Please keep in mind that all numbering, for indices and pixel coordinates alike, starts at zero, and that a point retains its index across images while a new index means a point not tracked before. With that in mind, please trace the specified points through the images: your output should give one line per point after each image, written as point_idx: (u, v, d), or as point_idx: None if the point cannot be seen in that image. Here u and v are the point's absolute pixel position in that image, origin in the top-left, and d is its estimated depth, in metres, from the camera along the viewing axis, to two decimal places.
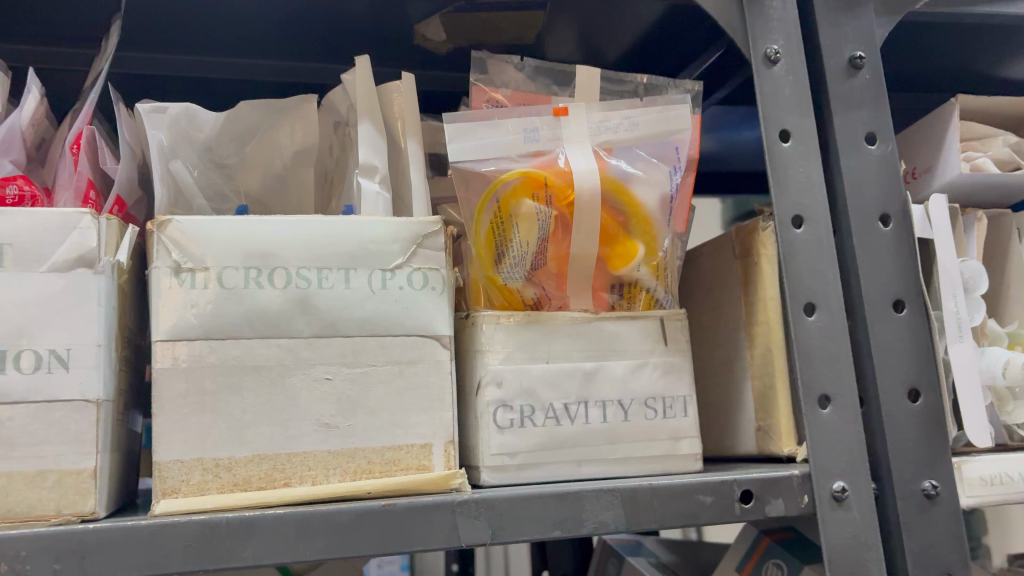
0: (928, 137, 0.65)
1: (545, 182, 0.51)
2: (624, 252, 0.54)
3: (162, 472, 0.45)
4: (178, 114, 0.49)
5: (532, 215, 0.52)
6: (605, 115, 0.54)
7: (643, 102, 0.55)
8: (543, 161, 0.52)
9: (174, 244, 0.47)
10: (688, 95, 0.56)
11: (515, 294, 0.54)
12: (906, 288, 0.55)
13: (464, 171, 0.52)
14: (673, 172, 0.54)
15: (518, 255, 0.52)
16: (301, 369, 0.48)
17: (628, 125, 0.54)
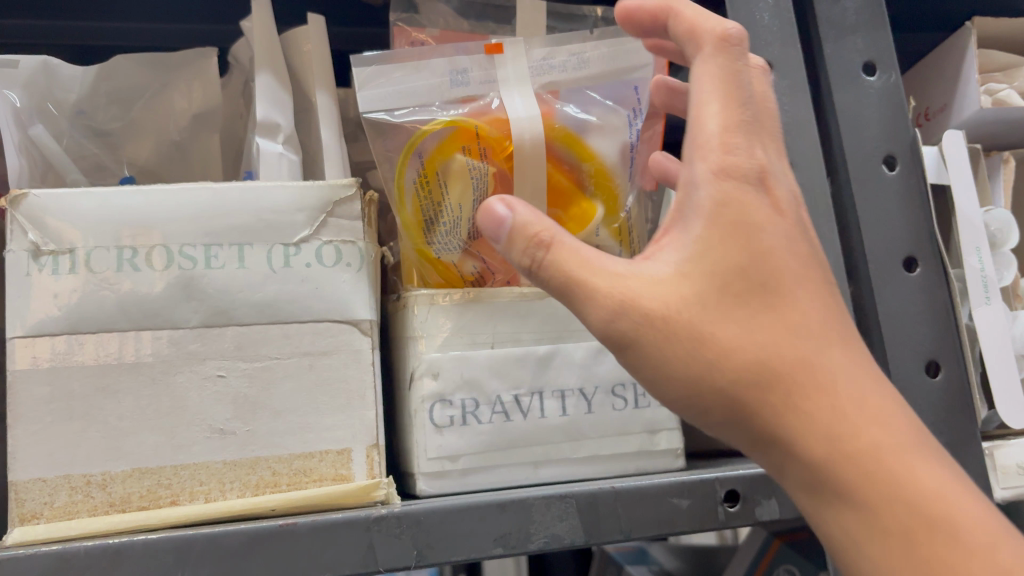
0: (942, 71, 0.56)
1: (477, 130, 0.43)
2: (581, 214, 0.46)
3: (19, 494, 0.38)
4: (34, 69, 0.43)
5: (463, 172, 0.44)
6: (549, 52, 0.46)
7: (594, 36, 0.47)
8: (475, 107, 0.44)
9: (31, 222, 0.40)
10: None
11: (454, 268, 0.46)
12: (919, 243, 0.46)
13: (382, 123, 0.44)
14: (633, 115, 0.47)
15: (451, 222, 0.45)
16: (188, 366, 0.40)
17: (574, 63, 0.46)
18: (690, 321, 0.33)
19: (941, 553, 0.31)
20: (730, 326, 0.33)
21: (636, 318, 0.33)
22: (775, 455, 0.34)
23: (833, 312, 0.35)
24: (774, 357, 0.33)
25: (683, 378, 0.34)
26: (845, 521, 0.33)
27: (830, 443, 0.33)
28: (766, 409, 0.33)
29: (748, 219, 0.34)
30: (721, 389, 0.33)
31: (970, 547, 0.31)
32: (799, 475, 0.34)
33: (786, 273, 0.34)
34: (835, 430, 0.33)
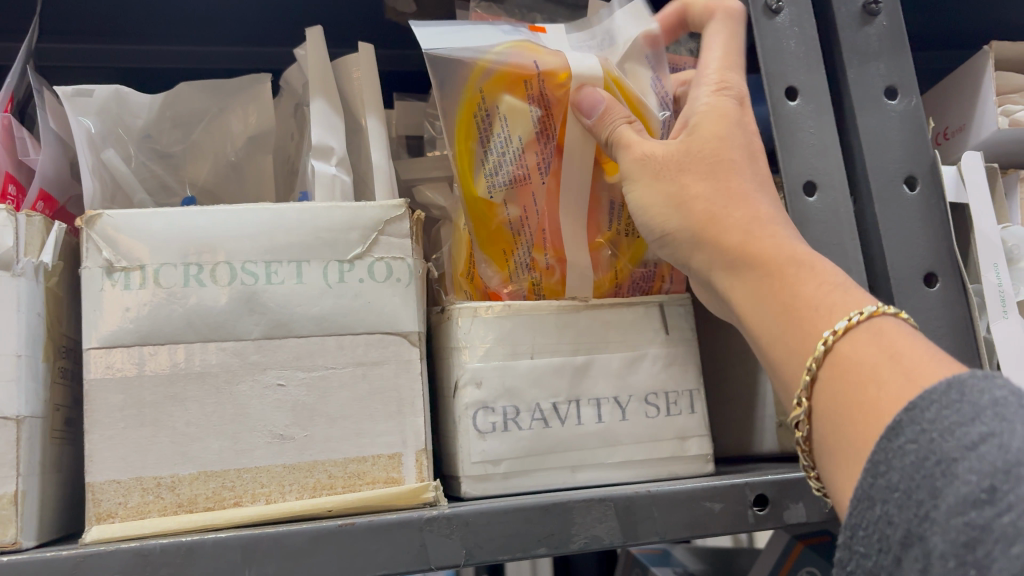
0: (960, 92, 0.58)
1: (540, 72, 0.45)
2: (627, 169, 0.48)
3: (96, 495, 0.40)
4: (107, 97, 0.46)
5: (521, 112, 0.46)
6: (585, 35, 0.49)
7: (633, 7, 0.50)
8: (536, 44, 0.46)
9: (105, 241, 0.43)
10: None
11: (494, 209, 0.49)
12: (939, 260, 0.49)
13: (443, 57, 0.46)
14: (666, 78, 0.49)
15: (502, 155, 0.47)
16: (251, 375, 0.43)
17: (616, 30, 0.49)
18: (676, 164, 0.44)
19: (798, 283, 0.39)
20: (680, 173, 0.44)
21: (633, 175, 0.45)
22: (705, 257, 0.43)
23: (758, 170, 0.45)
24: (711, 185, 0.43)
25: (657, 226, 0.45)
26: (745, 289, 0.41)
27: (740, 234, 0.42)
28: (699, 219, 0.43)
29: (711, 117, 0.45)
30: (674, 212, 0.44)
31: (827, 286, 0.38)
32: (722, 270, 0.43)
33: (729, 138, 0.45)
34: (745, 224, 0.42)
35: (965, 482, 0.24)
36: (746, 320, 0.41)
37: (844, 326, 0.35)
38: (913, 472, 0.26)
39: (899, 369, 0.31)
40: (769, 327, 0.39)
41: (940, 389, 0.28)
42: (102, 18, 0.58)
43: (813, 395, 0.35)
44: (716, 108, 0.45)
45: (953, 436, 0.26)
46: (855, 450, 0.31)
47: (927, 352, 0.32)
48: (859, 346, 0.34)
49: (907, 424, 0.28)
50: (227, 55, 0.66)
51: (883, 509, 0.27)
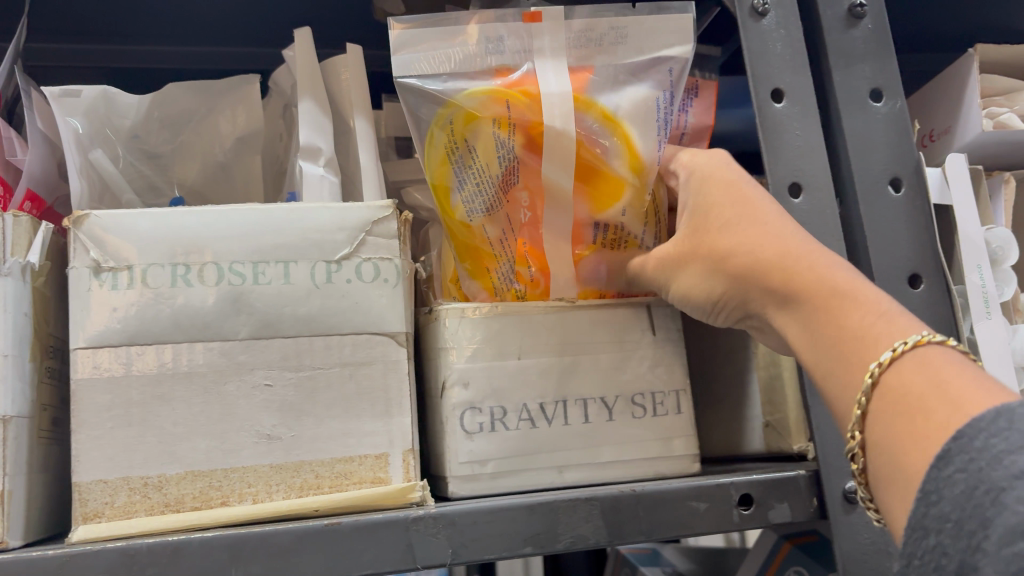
0: (946, 94, 0.58)
1: (506, 103, 0.46)
2: (609, 192, 0.48)
3: (82, 495, 0.40)
4: (95, 98, 0.46)
5: (489, 141, 0.47)
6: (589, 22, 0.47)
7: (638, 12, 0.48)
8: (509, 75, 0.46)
9: (93, 241, 0.43)
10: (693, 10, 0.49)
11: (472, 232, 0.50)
12: (923, 261, 0.49)
13: (414, 87, 0.47)
14: (665, 101, 0.47)
15: (478, 182, 0.48)
16: (238, 375, 0.43)
17: (620, 38, 0.48)
18: (686, 247, 0.45)
19: (845, 316, 0.37)
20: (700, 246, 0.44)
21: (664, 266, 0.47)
22: (763, 310, 0.42)
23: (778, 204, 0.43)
24: (744, 241, 0.42)
25: (702, 291, 0.45)
26: (795, 332, 0.39)
27: (783, 275, 0.40)
28: (740, 277, 0.42)
29: (720, 176, 0.45)
30: (715, 278, 0.43)
31: (874, 316, 0.36)
32: (779, 315, 0.41)
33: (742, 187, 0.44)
34: (780, 268, 0.40)
35: (1014, 512, 0.24)
36: (801, 358, 0.39)
37: (888, 358, 0.34)
38: (964, 501, 0.26)
39: (944, 399, 0.31)
40: (827, 374, 0.37)
41: (988, 417, 0.28)
42: (92, 19, 0.59)
43: (866, 428, 0.34)
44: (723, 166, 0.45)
45: (1000, 466, 0.26)
46: (905, 478, 0.31)
47: (975, 381, 0.32)
48: (905, 377, 0.33)
49: (956, 453, 0.28)
50: (218, 56, 0.66)
51: (937, 539, 0.27)
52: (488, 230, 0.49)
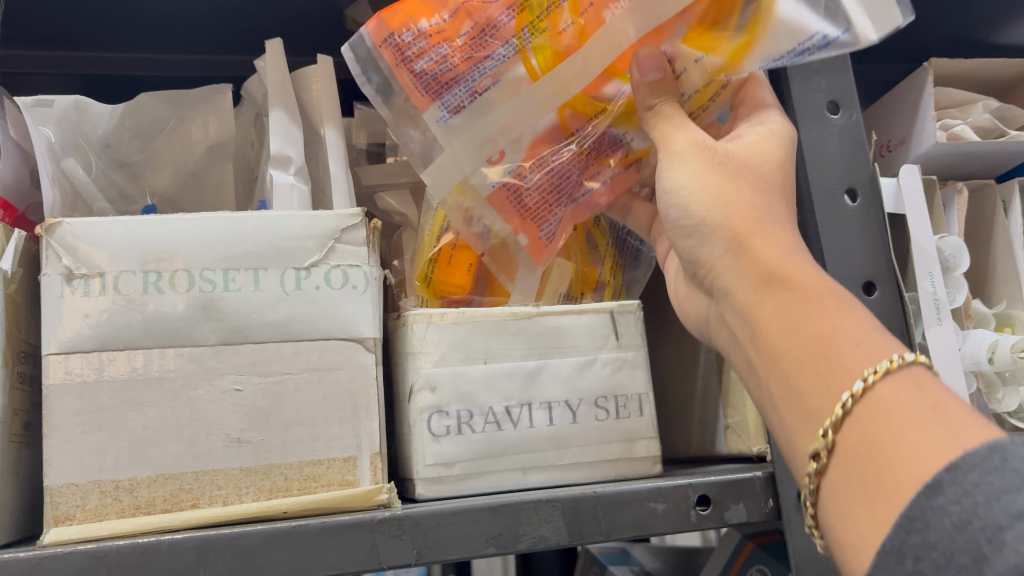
0: (903, 106, 0.60)
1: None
2: (705, 35, 0.44)
3: (54, 498, 0.41)
4: (67, 107, 0.47)
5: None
6: None
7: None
8: None
9: (66, 249, 0.44)
10: (913, 17, 0.42)
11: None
12: (877, 269, 0.51)
13: None
14: (818, 40, 0.42)
15: None
16: (207, 381, 0.44)
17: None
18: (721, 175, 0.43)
19: (835, 316, 0.37)
20: (737, 180, 0.43)
21: (689, 153, 0.44)
22: (732, 269, 0.42)
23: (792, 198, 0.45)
24: (762, 208, 0.43)
25: (687, 213, 0.44)
26: (770, 307, 0.39)
27: (777, 255, 0.40)
28: (745, 225, 0.42)
29: (765, 155, 0.45)
30: (720, 215, 0.42)
31: (857, 316, 0.37)
32: (743, 283, 0.41)
33: (780, 170, 0.45)
34: (780, 246, 0.41)
35: (1015, 552, 0.24)
36: (768, 341, 0.39)
37: (885, 368, 0.34)
38: (954, 534, 0.26)
39: (938, 420, 0.31)
40: (788, 355, 0.37)
41: (981, 451, 0.28)
42: (67, 28, 0.59)
43: (840, 429, 0.34)
44: (777, 140, 0.46)
45: (998, 504, 0.25)
46: (880, 495, 0.31)
47: (967, 414, 0.31)
48: (895, 392, 0.33)
49: (948, 484, 0.27)
50: (192, 63, 0.67)
51: (915, 566, 0.27)
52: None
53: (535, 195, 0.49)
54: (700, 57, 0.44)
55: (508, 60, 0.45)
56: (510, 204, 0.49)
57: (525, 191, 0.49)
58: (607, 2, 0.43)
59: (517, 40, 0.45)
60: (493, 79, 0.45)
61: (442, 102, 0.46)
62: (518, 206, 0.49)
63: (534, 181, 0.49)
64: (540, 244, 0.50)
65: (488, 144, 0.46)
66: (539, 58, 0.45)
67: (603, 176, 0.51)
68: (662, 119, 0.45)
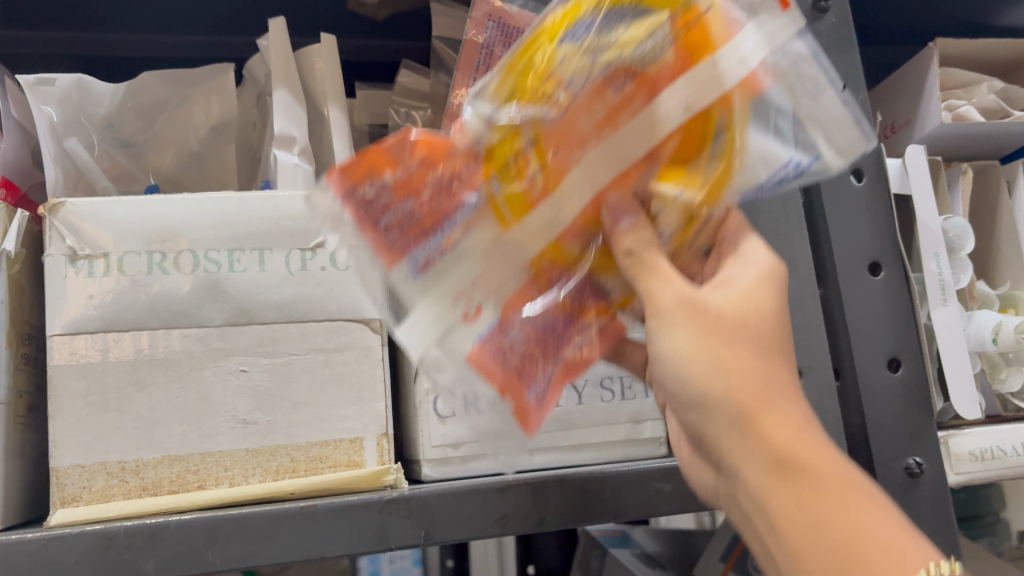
0: (906, 88, 0.60)
1: (701, 12, 0.32)
2: (675, 168, 0.34)
3: (59, 479, 0.41)
4: (69, 86, 0.47)
5: (653, 19, 0.32)
6: (801, 59, 0.35)
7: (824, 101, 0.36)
8: (754, 79, 0.33)
9: (69, 229, 0.43)
10: (877, 141, 0.38)
11: (542, 76, 0.33)
12: (883, 249, 0.51)
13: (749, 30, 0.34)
14: (794, 169, 0.36)
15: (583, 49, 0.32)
16: (213, 361, 0.43)
17: (806, 83, 0.36)
18: (709, 316, 0.36)
19: (854, 511, 0.32)
20: (737, 337, 0.35)
21: (680, 316, 0.35)
22: (741, 447, 0.34)
23: (789, 337, 0.38)
24: (767, 373, 0.35)
25: (682, 377, 0.36)
26: (780, 496, 0.33)
27: (790, 435, 0.34)
28: (750, 396, 0.34)
29: (751, 293, 0.37)
30: (717, 378, 0.35)
31: (862, 495, 0.33)
32: (756, 467, 0.34)
33: (777, 311, 0.37)
34: (789, 422, 0.34)
35: None
36: (784, 531, 0.33)
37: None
38: None
39: None
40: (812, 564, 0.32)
41: None
42: (64, 7, 0.59)
43: None
44: (772, 268, 0.39)
45: None
46: None
47: None
48: None
49: None
50: (191, 43, 0.67)
51: None
52: (545, 118, 0.33)
53: (518, 353, 0.38)
54: (677, 220, 0.36)
55: (476, 214, 0.35)
56: (495, 367, 0.37)
57: (504, 349, 0.37)
58: (563, 124, 0.33)
59: (484, 189, 0.34)
60: (465, 232, 0.35)
61: (412, 258, 0.35)
62: (500, 358, 0.37)
63: (516, 336, 0.37)
64: (527, 408, 0.39)
65: (464, 298, 0.36)
66: (512, 206, 0.34)
67: (594, 330, 0.40)
68: (644, 267, 0.36)
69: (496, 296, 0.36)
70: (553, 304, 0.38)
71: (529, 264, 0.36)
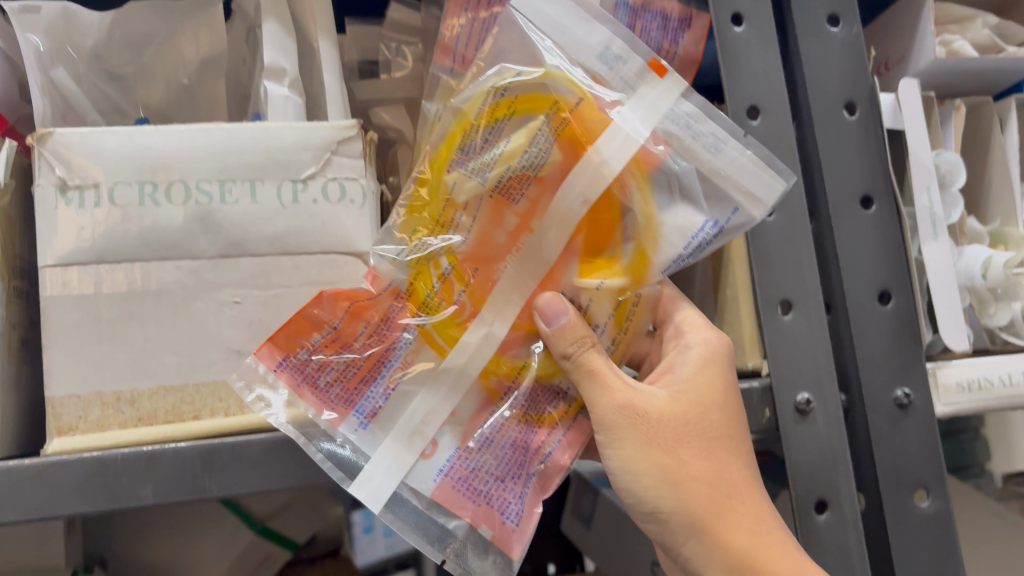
0: (900, 23, 0.59)
1: (574, 105, 0.40)
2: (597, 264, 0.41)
3: (55, 409, 0.41)
4: (54, 15, 0.45)
5: (529, 126, 0.40)
6: (696, 116, 0.41)
7: (732, 146, 0.41)
8: (645, 157, 0.39)
9: (59, 159, 0.42)
10: (796, 176, 0.42)
11: (454, 200, 0.41)
12: (875, 183, 0.51)
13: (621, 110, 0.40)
14: (708, 229, 0.40)
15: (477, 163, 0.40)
16: (207, 293, 0.44)
17: (705, 140, 0.41)
18: (660, 429, 0.43)
19: (771, 554, 0.43)
20: (682, 442, 0.43)
21: (618, 419, 0.42)
22: (698, 552, 0.43)
23: (736, 422, 0.46)
24: (708, 446, 0.44)
25: (652, 505, 0.43)
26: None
27: (747, 538, 0.43)
28: (704, 510, 0.43)
29: (705, 399, 0.45)
30: (667, 485, 0.43)
31: (774, 519, 0.45)
32: (715, 573, 0.43)
33: (723, 385, 0.46)
34: (743, 528, 0.43)
35: None
36: None
37: None
38: None
39: None
40: None
41: None
42: None
43: None
44: (709, 350, 0.47)
45: None
46: None
47: None
48: None
49: None
50: None
51: None
52: (458, 246, 0.41)
53: (485, 479, 0.42)
54: (610, 310, 0.41)
55: (414, 347, 0.42)
56: (464, 500, 0.41)
57: (469, 470, 0.41)
58: (478, 244, 0.41)
59: (415, 321, 0.42)
60: (402, 369, 0.42)
61: (357, 408, 0.42)
62: (469, 495, 0.41)
63: (487, 483, 0.42)
64: (505, 532, 0.41)
65: (418, 436, 0.41)
66: (442, 333, 0.42)
67: (563, 432, 0.43)
68: (583, 370, 0.41)
69: (450, 426, 0.42)
70: (509, 421, 0.42)
71: (479, 383, 0.42)
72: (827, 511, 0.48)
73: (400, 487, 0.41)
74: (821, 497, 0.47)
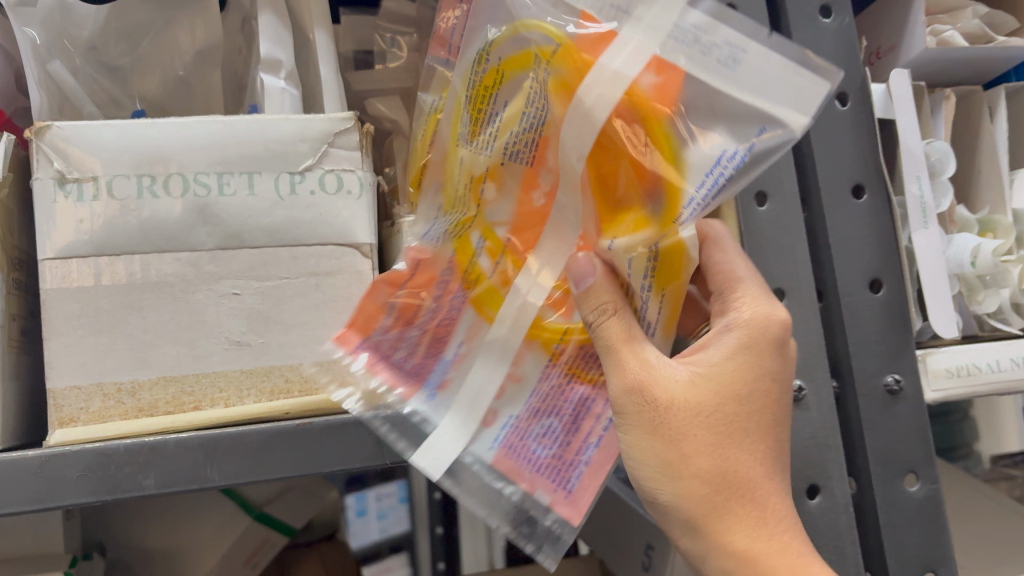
0: (891, 12, 0.60)
1: (555, 50, 0.35)
2: (617, 217, 0.35)
3: (57, 400, 0.42)
4: (51, 8, 0.46)
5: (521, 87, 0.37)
6: (707, 24, 0.34)
7: (752, 53, 0.34)
8: (650, 89, 0.33)
9: (57, 152, 0.42)
10: (843, 73, 0.33)
11: (474, 175, 0.40)
12: (867, 172, 0.52)
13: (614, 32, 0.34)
14: (736, 159, 0.33)
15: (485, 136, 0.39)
16: (206, 284, 0.44)
17: (720, 54, 0.34)
18: (671, 419, 0.41)
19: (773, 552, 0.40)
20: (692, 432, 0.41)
21: (626, 401, 0.40)
22: (696, 544, 0.42)
23: (762, 412, 0.42)
24: (717, 441, 0.41)
25: (654, 493, 0.42)
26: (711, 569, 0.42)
27: (747, 539, 0.40)
28: (700, 507, 0.41)
29: (727, 387, 0.42)
30: (667, 474, 0.41)
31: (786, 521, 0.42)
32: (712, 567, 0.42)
33: (755, 372, 0.42)
34: (746, 528, 0.40)
35: None
36: None
37: None
38: None
39: None
40: None
41: None
42: None
43: None
44: (749, 332, 0.43)
45: None
46: None
47: None
48: None
49: None
50: None
51: None
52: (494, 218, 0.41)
53: (545, 443, 0.43)
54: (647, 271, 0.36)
55: (473, 321, 0.44)
56: (523, 465, 0.43)
57: (530, 436, 0.43)
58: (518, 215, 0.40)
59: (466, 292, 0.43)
60: (464, 344, 0.44)
61: (426, 383, 0.45)
62: (529, 462, 0.43)
63: (546, 449, 0.42)
64: (563, 498, 0.42)
65: (484, 411, 0.43)
66: (491, 300, 0.43)
67: None
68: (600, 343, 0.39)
69: (514, 391, 0.43)
70: (567, 380, 0.43)
71: (533, 342, 0.42)
72: (819, 495, 0.48)
73: (463, 453, 0.43)
74: (812, 481, 0.48)
